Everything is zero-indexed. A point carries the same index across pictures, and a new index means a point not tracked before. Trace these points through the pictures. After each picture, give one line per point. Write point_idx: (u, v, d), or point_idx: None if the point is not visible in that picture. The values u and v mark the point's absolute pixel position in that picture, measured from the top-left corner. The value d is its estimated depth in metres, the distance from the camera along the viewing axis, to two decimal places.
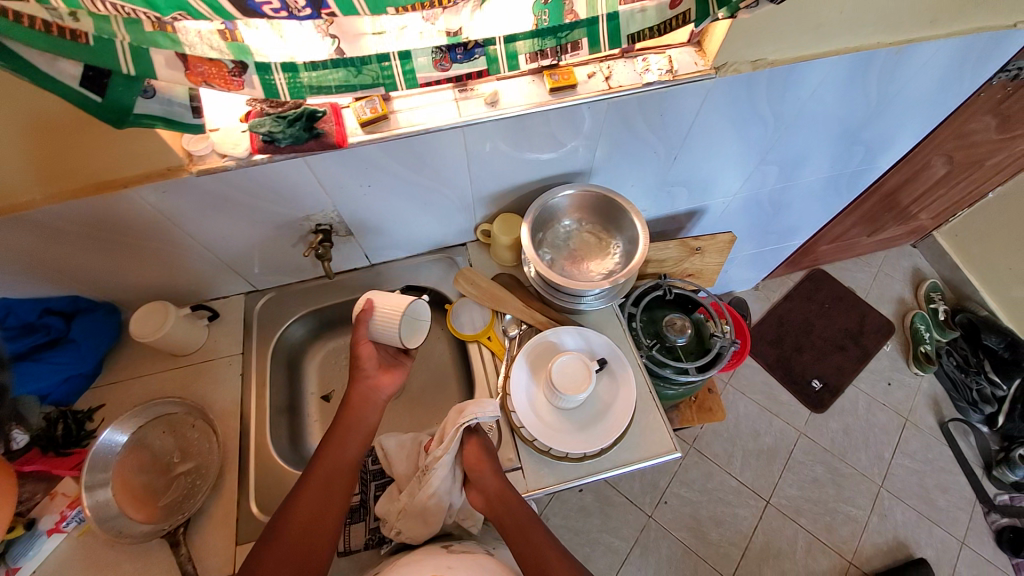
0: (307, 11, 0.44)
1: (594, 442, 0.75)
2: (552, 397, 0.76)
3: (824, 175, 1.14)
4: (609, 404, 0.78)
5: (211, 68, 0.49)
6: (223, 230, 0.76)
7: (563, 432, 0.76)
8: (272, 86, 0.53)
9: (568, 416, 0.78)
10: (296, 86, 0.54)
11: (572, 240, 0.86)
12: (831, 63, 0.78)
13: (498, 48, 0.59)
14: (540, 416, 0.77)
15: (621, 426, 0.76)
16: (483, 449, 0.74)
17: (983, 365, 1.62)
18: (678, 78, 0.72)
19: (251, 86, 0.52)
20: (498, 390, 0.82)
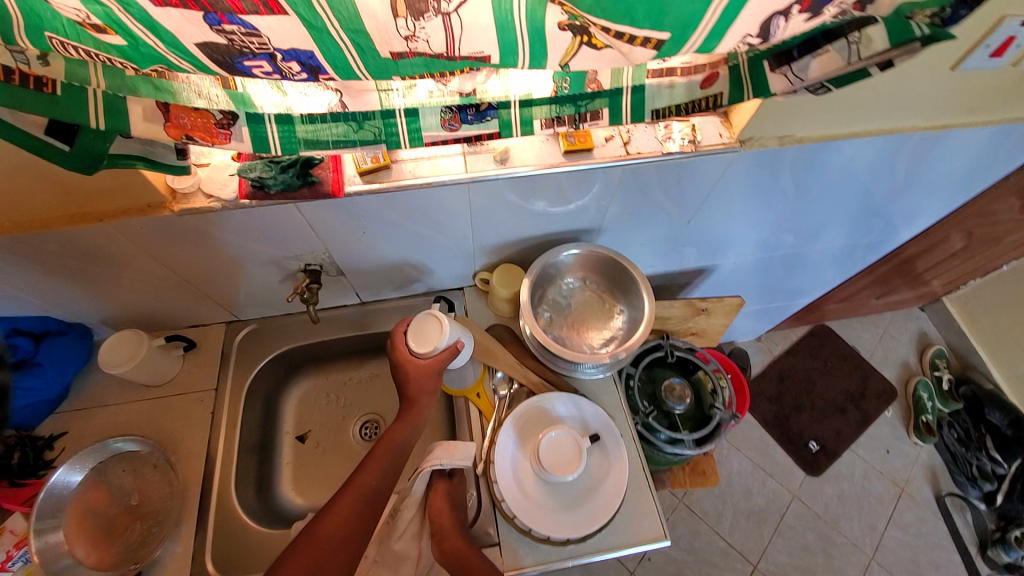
0: (303, 78, 0.37)
1: (578, 527, 0.69)
2: (538, 470, 0.71)
3: (840, 242, 1.10)
4: (598, 484, 0.73)
5: (194, 117, 0.45)
6: (207, 265, 0.73)
7: (546, 511, 0.70)
8: (262, 138, 0.48)
9: (553, 493, 0.72)
10: (289, 139, 0.49)
11: (573, 300, 0.82)
12: (861, 143, 0.74)
13: (513, 111, 0.55)
14: (524, 489, 0.71)
15: (608, 511, 0.70)
16: (448, 496, 0.73)
17: (984, 442, 1.55)
18: (701, 149, 0.68)
19: (240, 138, 0.47)
20: (482, 455, 0.77)
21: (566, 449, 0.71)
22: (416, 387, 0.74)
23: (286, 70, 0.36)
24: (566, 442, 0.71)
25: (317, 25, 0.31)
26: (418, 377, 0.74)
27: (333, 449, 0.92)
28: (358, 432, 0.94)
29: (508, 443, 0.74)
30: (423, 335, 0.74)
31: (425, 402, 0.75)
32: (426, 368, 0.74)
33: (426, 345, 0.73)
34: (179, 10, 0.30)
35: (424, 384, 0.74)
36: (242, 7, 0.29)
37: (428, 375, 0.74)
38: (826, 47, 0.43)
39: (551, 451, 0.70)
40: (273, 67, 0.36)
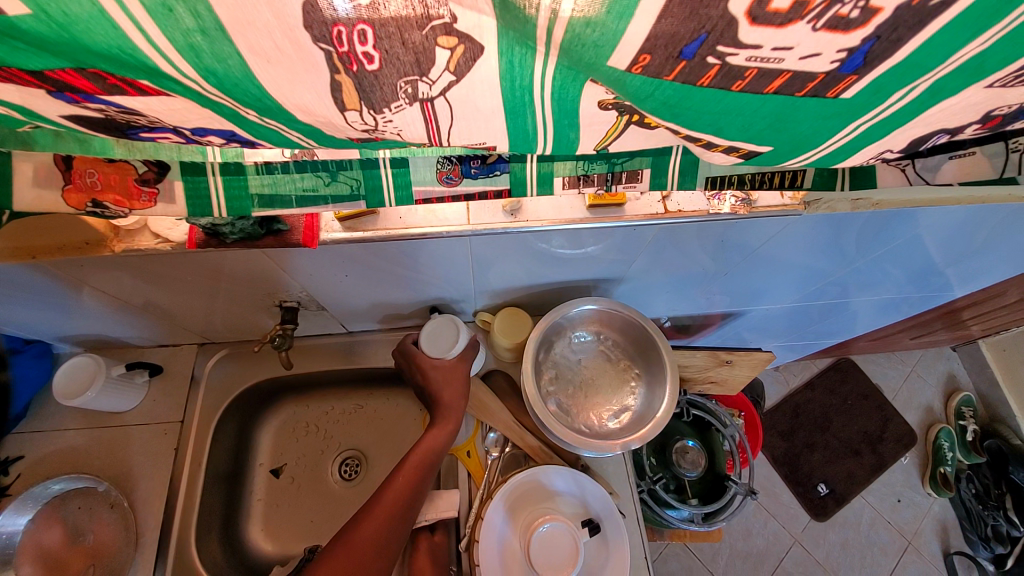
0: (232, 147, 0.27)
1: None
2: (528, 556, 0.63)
3: (888, 295, 0.97)
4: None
5: (109, 173, 0.36)
6: (169, 295, 0.63)
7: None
8: (204, 198, 0.38)
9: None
10: (240, 194, 0.39)
11: (584, 358, 0.72)
12: (947, 211, 0.61)
13: (529, 165, 0.43)
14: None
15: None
16: (430, 559, 0.65)
17: (1003, 502, 1.44)
18: (755, 211, 0.56)
19: (170, 198, 0.37)
20: (466, 529, 0.69)
21: (561, 543, 0.63)
22: (447, 391, 0.68)
23: (207, 141, 0.27)
24: (562, 533, 0.63)
25: (224, 111, 0.21)
26: (446, 380, 0.69)
27: (308, 486, 0.84)
28: (337, 471, 0.86)
29: (498, 518, 0.66)
30: (438, 340, 0.70)
31: (457, 409, 0.69)
32: (451, 371, 0.70)
33: (442, 350, 0.70)
34: (7, 87, 0.20)
35: (452, 387, 0.69)
36: (97, 88, 0.20)
37: (457, 376, 0.70)
38: (973, 149, 0.36)
39: (546, 538, 0.63)
40: (184, 138, 0.27)
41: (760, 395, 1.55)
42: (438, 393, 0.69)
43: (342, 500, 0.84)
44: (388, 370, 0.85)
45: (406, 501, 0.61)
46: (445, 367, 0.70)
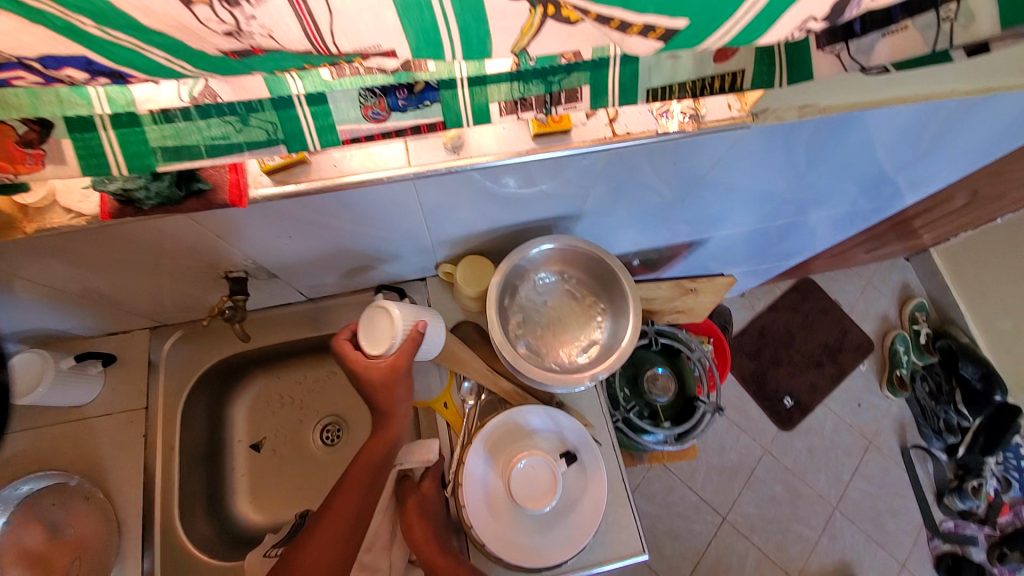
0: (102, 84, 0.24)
1: (553, 553, 0.65)
2: (510, 493, 0.66)
3: (842, 209, 0.99)
4: (574, 502, 0.68)
5: None
6: (99, 278, 0.59)
7: (519, 536, 0.66)
8: (98, 156, 0.34)
9: (526, 515, 0.67)
10: (140, 149, 0.35)
11: (549, 299, 0.72)
12: (891, 112, 0.61)
13: (460, 93, 0.40)
14: (496, 513, 0.66)
15: (585, 535, 0.65)
16: (420, 506, 0.67)
17: (954, 396, 1.58)
18: (703, 127, 0.54)
19: (59, 158, 0.34)
20: (450, 474, 0.71)
21: (541, 477, 0.66)
22: (383, 395, 0.61)
23: (70, 80, 0.24)
24: (541, 467, 0.66)
25: (57, 22, 0.20)
26: (381, 383, 0.61)
27: (290, 457, 0.84)
28: (318, 436, 0.86)
29: (478, 463, 0.68)
30: (374, 334, 0.61)
31: (398, 407, 0.64)
32: (391, 369, 0.61)
33: (378, 345, 0.60)
34: None
35: (389, 388, 0.62)
36: None
37: (394, 377, 0.61)
38: (905, 23, 0.33)
39: (525, 474, 0.65)
40: (42, 77, 0.24)
41: (728, 322, 1.61)
42: (373, 397, 0.62)
43: (326, 465, 0.84)
44: None
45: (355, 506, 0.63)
46: (379, 367, 0.61)
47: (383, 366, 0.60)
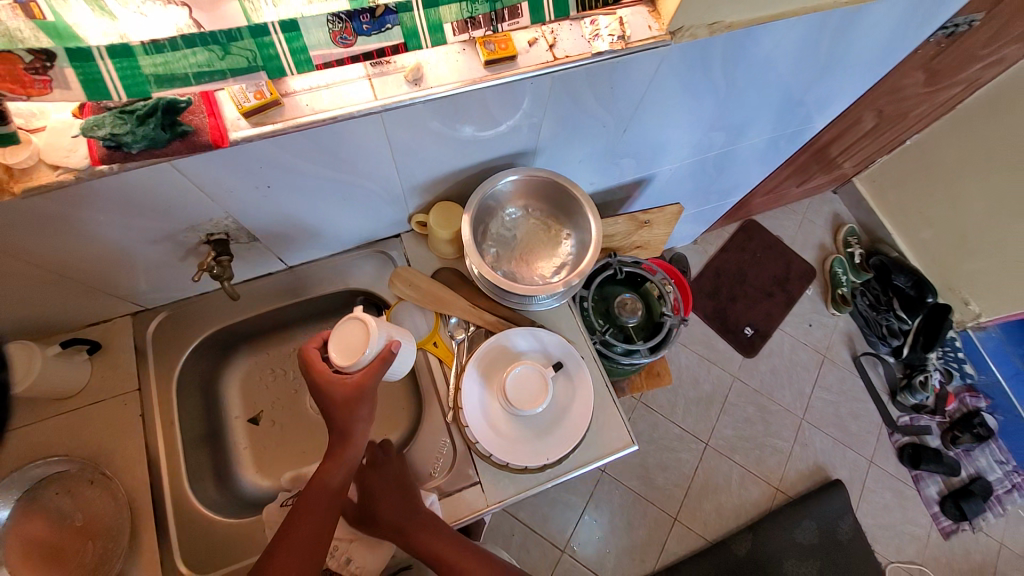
0: None
1: (552, 452, 0.71)
2: (506, 405, 0.72)
3: (766, 134, 1.10)
4: (564, 406, 0.74)
5: None
6: (80, 253, 0.60)
7: (519, 442, 0.72)
8: (97, 82, 0.38)
9: (522, 424, 0.73)
10: (135, 79, 0.39)
11: (519, 231, 0.78)
12: (786, 25, 0.71)
13: (417, 14, 0.46)
14: (495, 426, 0.72)
15: (579, 432, 0.72)
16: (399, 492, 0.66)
17: (892, 304, 1.72)
18: (631, 46, 0.62)
19: (65, 85, 0.37)
20: (449, 403, 0.76)
21: (531, 386, 0.71)
22: (343, 410, 0.63)
23: None
24: (530, 378, 0.71)
25: None
26: (345, 400, 0.63)
27: (290, 426, 0.86)
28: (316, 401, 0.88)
29: (473, 385, 0.74)
30: (347, 347, 0.65)
31: (356, 428, 0.65)
32: (355, 386, 0.64)
33: (350, 356, 0.64)
34: None
35: (351, 404, 0.64)
36: None
37: (359, 395, 0.63)
38: None
39: (517, 385, 0.71)
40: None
41: (686, 266, 1.73)
42: (333, 414, 0.63)
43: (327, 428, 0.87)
44: (339, 294, 0.86)
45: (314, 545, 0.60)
46: (345, 382, 0.64)
47: (351, 379, 0.64)
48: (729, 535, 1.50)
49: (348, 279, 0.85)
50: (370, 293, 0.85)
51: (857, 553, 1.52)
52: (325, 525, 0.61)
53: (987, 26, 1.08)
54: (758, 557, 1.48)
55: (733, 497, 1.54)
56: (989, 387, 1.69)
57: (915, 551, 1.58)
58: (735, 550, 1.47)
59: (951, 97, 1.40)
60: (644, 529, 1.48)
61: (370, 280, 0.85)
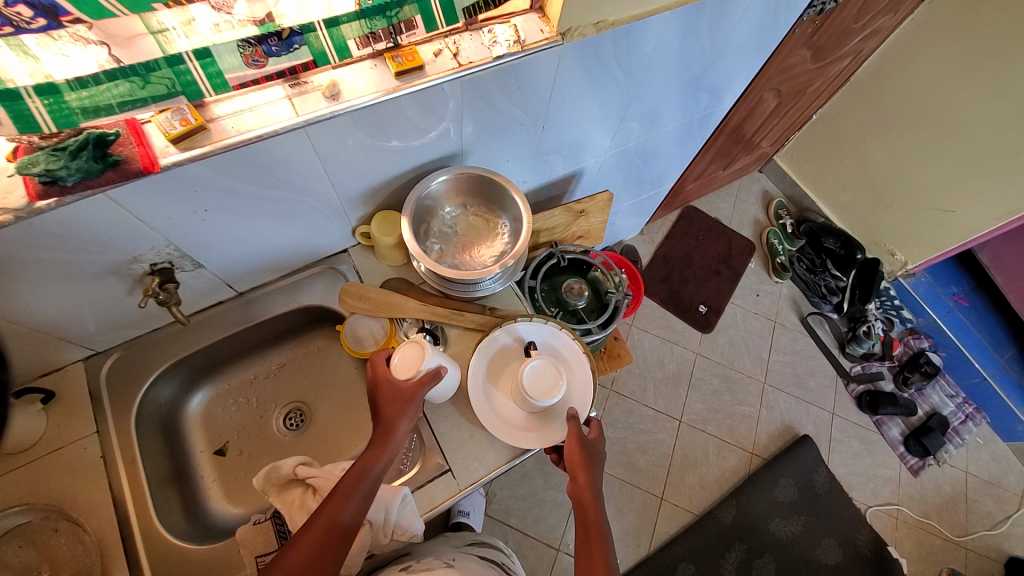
0: (39, 21, 0.41)
1: (583, 410, 0.78)
2: (524, 404, 0.77)
3: (678, 121, 1.20)
4: (572, 371, 0.82)
5: None
6: (20, 295, 0.61)
7: (548, 424, 0.78)
8: (28, 118, 0.45)
9: (545, 410, 0.79)
10: (62, 110, 0.46)
11: (459, 226, 0.86)
12: (666, 18, 0.81)
13: (320, 35, 0.55)
14: (524, 426, 0.78)
15: (584, 365, 0.82)
16: (584, 448, 0.72)
17: (827, 265, 1.86)
18: (527, 47, 0.69)
19: None
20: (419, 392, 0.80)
21: (543, 373, 0.77)
22: (389, 410, 0.69)
23: (16, 16, 0.41)
24: (538, 366, 0.77)
25: None
26: (395, 401, 0.69)
27: (258, 451, 0.87)
28: (282, 423, 0.89)
29: (487, 405, 0.78)
30: (405, 363, 0.71)
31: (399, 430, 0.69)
32: (410, 391, 0.69)
33: (407, 371, 0.70)
34: None
35: (399, 407, 0.69)
36: None
37: (407, 401, 0.69)
38: None
39: (531, 385, 0.75)
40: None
41: (635, 256, 1.82)
42: (383, 410, 0.69)
43: (294, 447, 0.87)
44: (292, 315, 0.89)
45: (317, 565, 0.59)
46: (398, 387, 0.69)
47: (405, 386, 0.69)
48: (715, 505, 1.54)
49: (299, 298, 0.88)
50: (324, 309, 0.89)
51: (836, 502, 1.59)
52: (343, 534, 0.62)
53: (852, 4, 1.23)
54: (745, 521, 1.52)
55: (712, 468, 1.59)
56: (928, 327, 1.82)
57: (891, 493, 1.64)
58: (722, 518, 1.52)
59: (841, 70, 1.56)
60: (634, 512, 1.50)
61: (322, 296, 0.88)
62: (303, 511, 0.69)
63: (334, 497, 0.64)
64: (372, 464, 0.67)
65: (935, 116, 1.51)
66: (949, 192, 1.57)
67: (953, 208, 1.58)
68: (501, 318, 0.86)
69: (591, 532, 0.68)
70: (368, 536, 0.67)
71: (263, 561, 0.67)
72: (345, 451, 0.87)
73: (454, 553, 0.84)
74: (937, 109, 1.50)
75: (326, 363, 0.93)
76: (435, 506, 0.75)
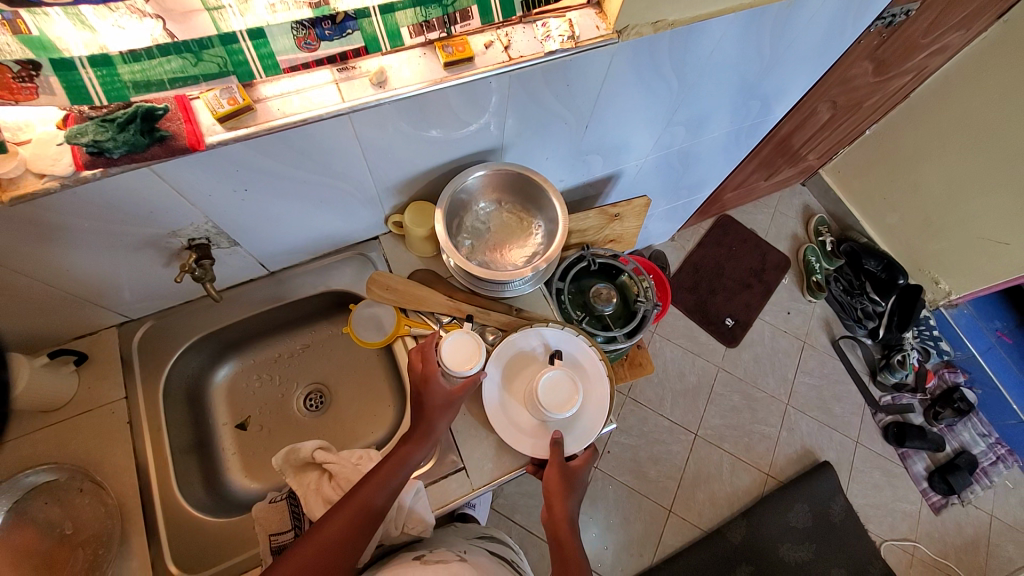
0: None
1: (590, 432, 0.77)
2: (536, 413, 0.76)
3: (725, 128, 1.15)
4: (590, 390, 0.80)
5: None
6: (68, 262, 0.64)
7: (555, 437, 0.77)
8: (81, 89, 0.45)
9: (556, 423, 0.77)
10: (114, 84, 0.46)
11: (491, 223, 0.85)
12: (727, 21, 0.76)
13: (374, 21, 0.55)
14: (535, 434, 0.77)
15: (603, 388, 0.79)
16: (565, 478, 0.72)
17: (866, 287, 1.78)
18: (581, 45, 0.66)
19: (49, 91, 0.44)
20: None
21: (560, 386, 0.75)
22: (435, 409, 0.72)
23: None
24: (555, 378, 0.75)
25: None
26: (441, 400, 0.73)
27: (277, 428, 0.88)
28: (302, 403, 0.90)
29: (500, 409, 0.78)
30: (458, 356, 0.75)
31: (436, 434, 0.72)
32: (456, 391, 0.74)
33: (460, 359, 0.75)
34: None
35: (446, 413, 0.73)
36: None
37: (452, 401, 0.73)
38: None
39: (548, 393, 0.74)
40: None
41: (664, 262, 1.77)
42: (424, 407, 0.72)
43: (314, 427, 0.89)
44: (319, 298, 0.89)
45: (349, 537, 0.62)
46: (447, 387, 0.74)
47: (452, 388, 0.74)
48: (724, 522, 1.51)
49: (328, 282, 0.88)
50: (351, 294, 0.89)
51: (851, 532, 1.54)
52: (370, 523, 0.63)
53: (925, 16, 1.15)
54: (753, 542, 1.49)
55: (725, 485, 1.56)
56: (967, 362, 1.72)
57: (909, 528, 1.57)
58: (731, 537, 1.49)
59: (900, 87, 1.48)
60: (641, 522, 1.49)
61: (351, 281, 0.89)
62: (318, 496, 0.70)
63: (369, 482, 0.66)
64: (408, 457, 0.69)
65: (999, 142, 1.41)
66: (1007, 224, 1.47)
67: (1007, 240, 1.49)
68: (526, 320, 0.85)
69: (569, 566, 0.67)
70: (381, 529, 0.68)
71: (277, 540, 0.69)
72: (361, 436, 0.87)
73: (466, 546, 0.84)
74: (1002, 135, 1.40)
75: (349, 347, 0.93)
76: (447, 503, 0.75)
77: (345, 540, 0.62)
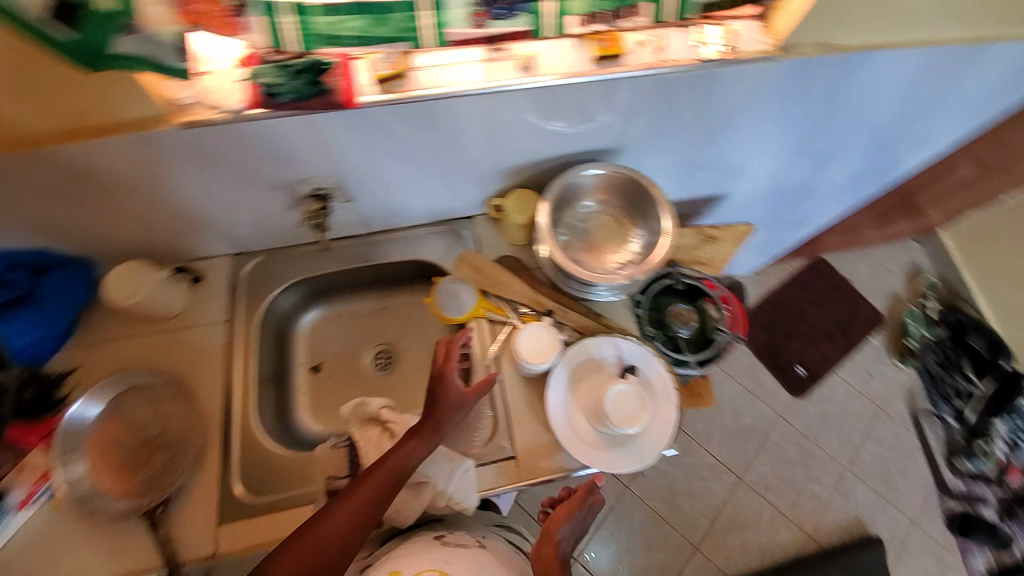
0: None
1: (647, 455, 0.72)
2: (596, 423, 0.73)
3: (851, 169, 1.07)
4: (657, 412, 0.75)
5: (207, 6, 0.45)
6: (206, 191, 0.70)
7: (611, 451, 0.74)
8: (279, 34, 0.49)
9: (615, 438, 0.74)
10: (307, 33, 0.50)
11: (591, 223, 0.83)
12: (902, 55, 0.71)
13: (546, 6, 0.55)
14: (591, 444, 0.74)
15: (670, 413, 0.74)
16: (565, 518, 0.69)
17: (962, 362, 1.59)
18: (738, 57, 0.63)
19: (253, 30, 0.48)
20: (488, 357, 0.80)
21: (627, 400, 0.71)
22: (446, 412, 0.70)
23: None
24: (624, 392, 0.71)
25: None
26: (452, 401, 0.70)
27: (345, 378, 0.92)
28: (372, 361, 0.94)
29: (560, 412, 0.75)
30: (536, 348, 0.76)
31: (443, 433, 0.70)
32: (465, 396, 0.71)
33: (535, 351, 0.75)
34: None
35: (455, 414, 0.70)
36: None
37: (462, 403, 0.71)
38: None
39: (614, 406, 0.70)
40: None
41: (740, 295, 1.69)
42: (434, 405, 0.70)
43: (379, 386, 0.92)
44: (406, 264, 0.92)
45: (361, 519, 0.63)
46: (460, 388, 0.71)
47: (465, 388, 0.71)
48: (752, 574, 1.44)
49: (419, 251, 0.90)
50: (438, 267, 0.90)
51: None
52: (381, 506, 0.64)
53: None
54: None
55: (760, 537, 1.48)
56: None
57: None
58: None
59: None
60: (663, 551, 1.45)
61: (440, 254, 0.90)
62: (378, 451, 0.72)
63: (396, 454, 0.66)
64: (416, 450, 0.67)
65: None
66: None
67: None
68: (606, 327, 0.81)
69: None
70: (428, 496, 0.70)
71: (333, 483, 0.71)
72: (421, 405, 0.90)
73: (484, 530, 0.84)
74: None
75: (424, 317, 0.95)
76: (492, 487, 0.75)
77: (359, 521, 0.62)
